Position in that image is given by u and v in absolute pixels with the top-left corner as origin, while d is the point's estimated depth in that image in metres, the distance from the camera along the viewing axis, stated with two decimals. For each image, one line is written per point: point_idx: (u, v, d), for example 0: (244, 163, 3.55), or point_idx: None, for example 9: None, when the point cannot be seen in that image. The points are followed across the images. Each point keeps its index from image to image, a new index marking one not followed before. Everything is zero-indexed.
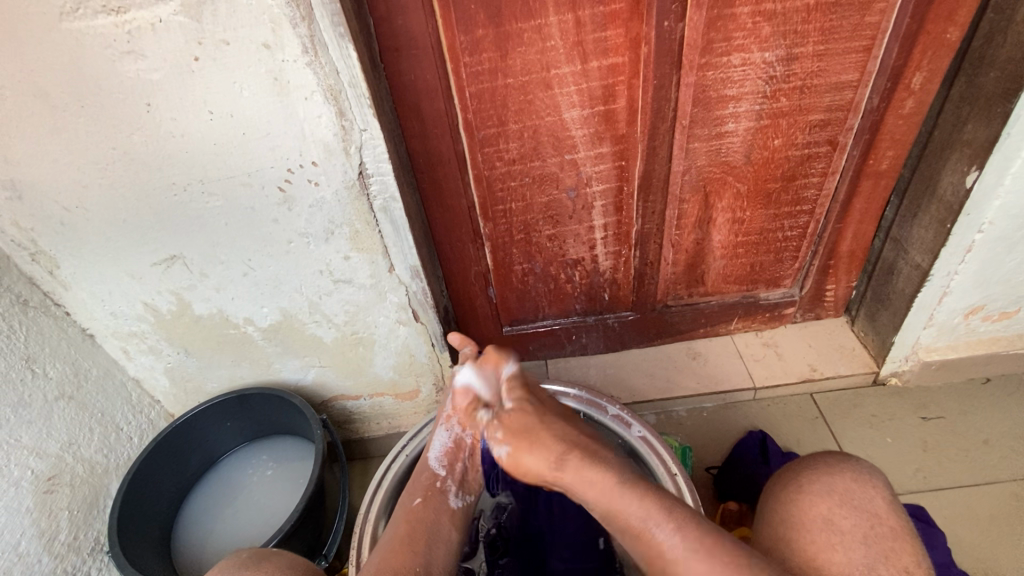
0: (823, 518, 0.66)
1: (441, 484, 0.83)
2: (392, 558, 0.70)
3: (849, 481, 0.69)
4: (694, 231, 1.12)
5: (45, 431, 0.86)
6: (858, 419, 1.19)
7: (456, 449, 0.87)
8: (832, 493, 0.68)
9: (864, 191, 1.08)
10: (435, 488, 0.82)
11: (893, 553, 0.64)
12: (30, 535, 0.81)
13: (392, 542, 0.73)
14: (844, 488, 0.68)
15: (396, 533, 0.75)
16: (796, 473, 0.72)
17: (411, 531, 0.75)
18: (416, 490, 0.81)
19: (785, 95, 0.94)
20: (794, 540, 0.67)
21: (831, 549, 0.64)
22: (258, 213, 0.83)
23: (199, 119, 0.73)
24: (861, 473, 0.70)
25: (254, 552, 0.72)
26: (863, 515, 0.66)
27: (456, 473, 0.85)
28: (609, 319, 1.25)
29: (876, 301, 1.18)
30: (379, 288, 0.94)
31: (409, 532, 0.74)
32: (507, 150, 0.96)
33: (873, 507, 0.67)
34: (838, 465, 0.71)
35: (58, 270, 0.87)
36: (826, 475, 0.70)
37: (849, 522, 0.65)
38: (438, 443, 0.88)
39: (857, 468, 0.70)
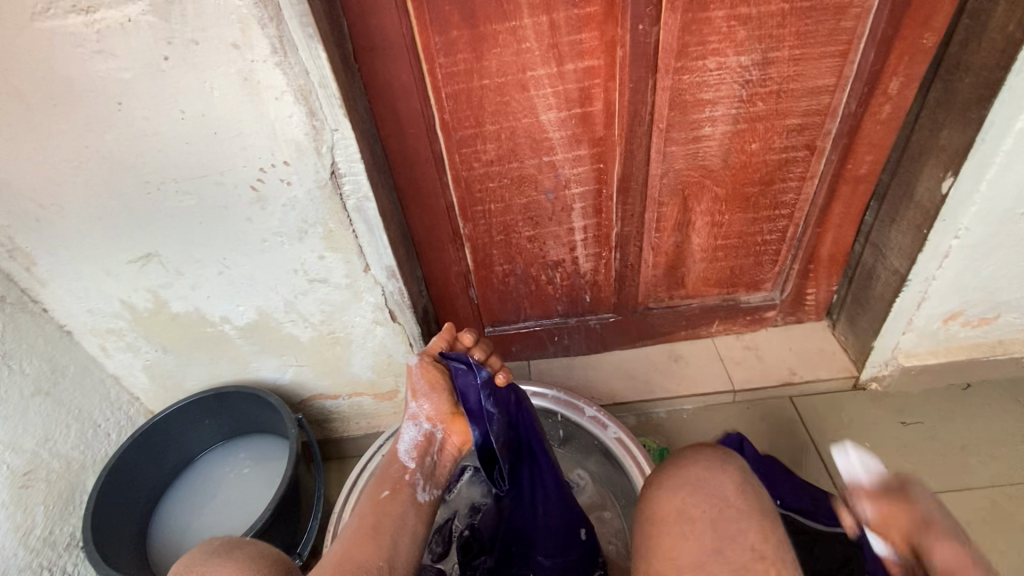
0: (676, 510, 0.61)
1: (409, 477, 0.82)
2: (356, 550, 0.70)
3: (701, 469, 0.63)
4: (674, 234, 1.12)
5: (21, 427, 0.86)
6: (837, 424, 1.19)
7: (427, 442, 0.86)
8: (684, 483, 0.62)
9: (843, 196, 1.08)
10: (405, 481, 0.81)
11: (741, 535, 0.57)
12: (5, 530, 0.82)
13: (358, 533, 0.73)
14: (695, 478, 0.62)
15: (362, 523, 0.74)
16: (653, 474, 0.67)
17: (377, 522, 0.74)
18: (385, 482, 0.80)
19: (761, 99, 0.94)
20: (653, 536, 0.62)
21: (683, 539, 0.59)
22: (231, 211, 0.83)
23: (171, 118, 0.73)
24: (715, 459, 0.64)
25: (227, 538, 0.72)
26: (713, 502, 0.60)
27: (426, 467, 0.84)
28: (591, 321, 1.25)
29: (856, 305, 1.19)
30: (355, 288, 0.95)
31: (374, 524, 0.74)
32: (484, 151, 0.96)
33: (723, 492, 0.60)
34: (695, 454, 0.66)
35: (35, 267, 0.87)
36: (680, 468, 0.64)
37: (701, 511, 0.60)
38: (406, 436, 0.86)
39: (714, 455, 0.64)
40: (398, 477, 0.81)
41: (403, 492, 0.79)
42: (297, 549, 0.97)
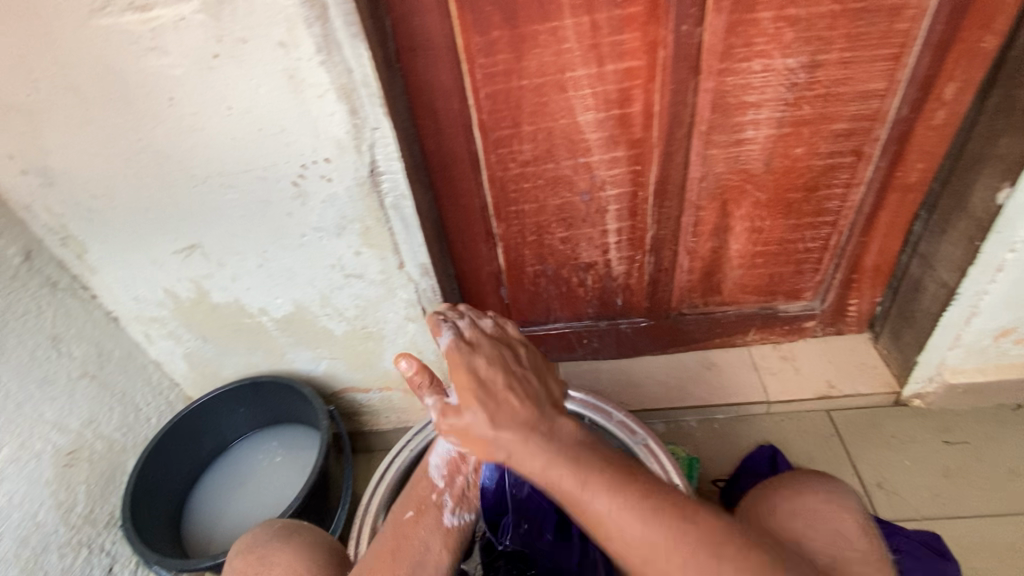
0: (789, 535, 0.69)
1: (435, 499, 0.82)
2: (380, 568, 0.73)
3: (821, 502, 0.71)
4: (711, 239, 1.10)
5: (67, 408, 0.90)
6: (876, 440, 1.15)
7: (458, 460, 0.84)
8: (800, 514, 0.70)
9: (891, 205, 1.04)
10: (429, 501, 0.81)
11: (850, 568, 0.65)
12: (48, 506, 0.86)
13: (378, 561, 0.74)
14: (813, 509, 0.70)
15: (382, 549, 0.76)
16: (771, 490, 0.75)
17: (397, 547, 0.76)
18: (410, 502, 0.81)
19: (808, 103, 0.91)
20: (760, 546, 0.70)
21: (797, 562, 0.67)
22: (272, 206, 0.85)
23: (218, 114, 0.75)
24: (836, 495, 0.71)
25: (285, 523, 0.79)
26: (831, 538, 0.68)
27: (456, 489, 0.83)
28: (622, 325, 1.24)
29: (901, 318, 1.15)
30: (389, 284, 0.96)
31: (394, 548, 0.76)
32: (521, 152, 0.96)
33: (842, 528, 0.68)
34: (814, 485, 0.74)
35: (86, 255, 0.91)
36: (796, 495, 0.73)
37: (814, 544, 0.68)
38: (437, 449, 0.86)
39: (834, 489, 0.72)
40: (423, 496, 0.82)
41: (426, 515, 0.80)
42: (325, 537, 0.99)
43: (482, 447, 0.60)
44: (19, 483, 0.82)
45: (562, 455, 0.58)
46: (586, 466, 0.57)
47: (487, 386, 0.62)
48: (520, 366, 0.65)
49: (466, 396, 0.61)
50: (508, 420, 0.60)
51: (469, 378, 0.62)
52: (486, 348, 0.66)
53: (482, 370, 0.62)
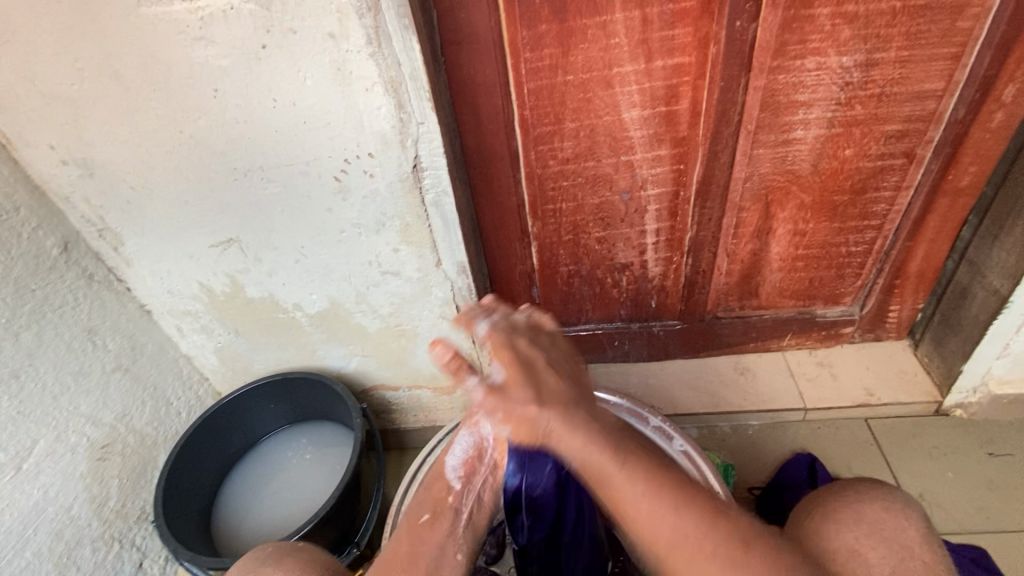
0: (851, 546, 0.66)
1: (453, 500, 0.76)
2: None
3: (879, 510, 0.68)
4: (752, 241, 1.07)
5: (101, 401, 0.90)
6: (916, 450, 1.12)
7: (476, 455, 0.81)
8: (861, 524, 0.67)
9: (940, 209, 1.01)
10: (445, 503, 0.75)
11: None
12: (82, 500, 0.85)
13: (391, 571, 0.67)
14: (874, 519, 0.67)
15: (396, 552, 0.69)
16: (824, 498, 0.72)
17: (410, 553, 0.69)
18: (427, 503, 0.75)
19: (860, 103, 0.88)
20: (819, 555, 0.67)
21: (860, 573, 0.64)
22: (312, 200, 0.83)
23: (262, 106, 0.74)
24: (895, 504, 0.69)
25: (277, 546, 0.71)
26: (895, 549, 0.65)
27: (472, 490, 0.78)
28: (655, 327, 1.21)
29: (944, 325, 1.11)
30: (425, 282, 0.94)
31: (409, 556, 0.68)
32: (562, 149, 0.94)
33: (905, 539, 0.66)
34: (868, 493, 0.70)
35: (122, 247, 0.90)
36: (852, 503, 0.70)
37: (877, 555, 0.65)
38: None
39: (890, 496, 0.70)
40: (439, 497, 0.76)
41: (442, 518, 0.73)
42: (354, 538, 0.98)
43: (522, 426, 0.54)
44: (54, 477, 0.81)
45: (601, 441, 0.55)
46: (623, 453, 0.56)
47: (530, 362, 0.57)
48: (558, 355, 0.60)
49: (508, 369, 0.56)
50: (553, 398, 0.55)
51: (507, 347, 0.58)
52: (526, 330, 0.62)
53: (525, 342, 0.59)
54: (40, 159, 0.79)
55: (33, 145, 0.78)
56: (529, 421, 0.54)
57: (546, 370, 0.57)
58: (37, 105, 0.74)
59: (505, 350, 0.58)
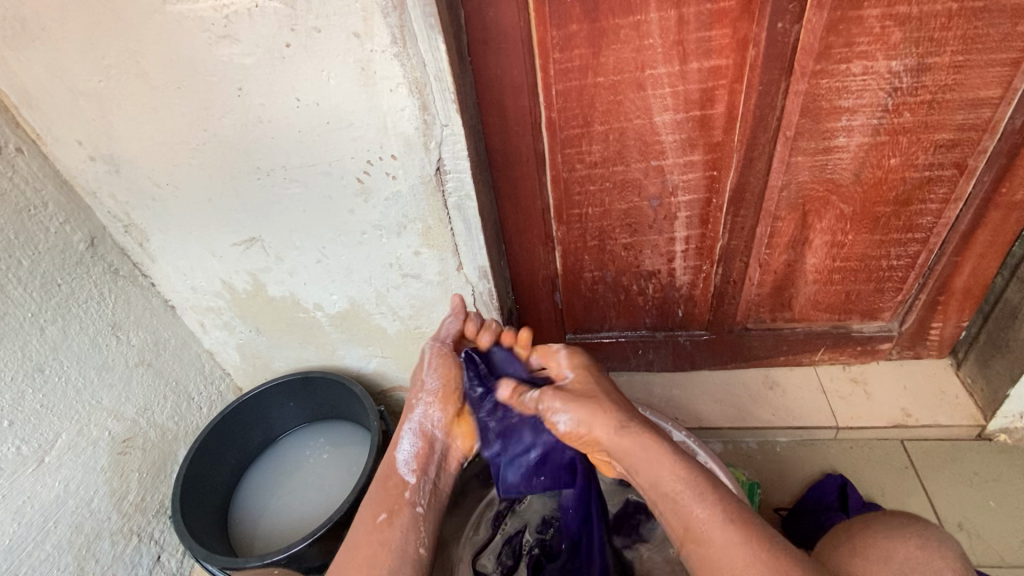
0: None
1: (409, 495, 0.74)
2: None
3: (914, 548, 0.64)
4: (787, 252, 1.03)
5: (124, 395, 0.90)
6: (955, 476, 1.06)
7: (427, 446, 0.78)
8: (891, 561, 0.63)
9: (992, 223, 0.95)
10: (402, 500, 0.73)
11: None
12: (102, 494, 0.86)
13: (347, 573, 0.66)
14: (904, 556, 0.63)
15: (353, 557, 0.67)
16: (856, 532, 0.68)
17: (370, 553, 0.67)
18: (381, 502, 0.72)
19: (909, 110, 0.83)
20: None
21: None
22: (334, 202, 0.82)
23: (285, 106, 0.73)
24: (930, 541, 0.64)
25: None
26: None
27: (428, 481, 0.76)
28: (680, 337, 1.18)
29: (991, 346, 1.05)
30: (446, 286, 0.93)
31: (368, 556, 0.67)
32: (589, 153, 0.91)
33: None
34: (902, 529, 0.66)
35: (147, 243, 0.90)
36: (884, 538, 0.65)
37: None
38: (404, 444, 0.78)
39: (926, 532, 0.66)
40: (395, 497, 0.73)
41: (399, 517, 0.71)
42: None
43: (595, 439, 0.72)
44: (76, 470, 0.82)
45: (681, 478, 0.64)
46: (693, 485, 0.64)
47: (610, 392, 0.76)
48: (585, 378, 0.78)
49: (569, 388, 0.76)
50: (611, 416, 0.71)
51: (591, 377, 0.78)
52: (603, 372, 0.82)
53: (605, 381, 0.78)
54: (68, 155, 0.80)
55: (63, 141, 0.79)
56: (612, 423, 0.70)
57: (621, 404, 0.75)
58: (64, 102, 0.74)
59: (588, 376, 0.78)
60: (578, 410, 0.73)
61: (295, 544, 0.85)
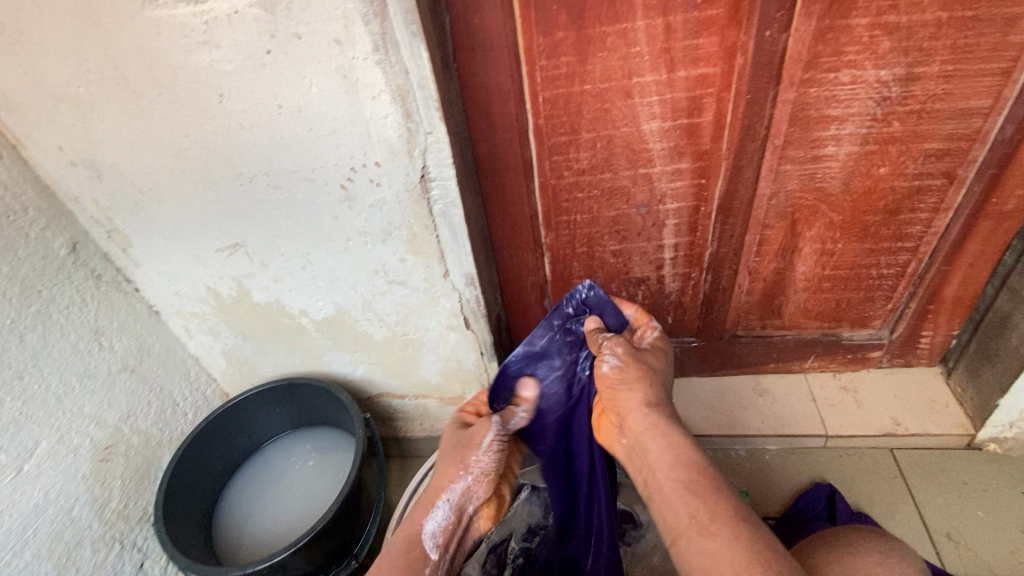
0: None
1: (429, 572, 0.66)
2: None
3: (874, 564, 0.65)
4: (776, 260, 1.02)
5: (106, 402, 0.90)
6: (943, 484, 1.06)
7: (456, 522, 0.70)
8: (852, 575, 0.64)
9: (982, 232, 0.94)
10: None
11: None
12: (83, 501, 0.85)
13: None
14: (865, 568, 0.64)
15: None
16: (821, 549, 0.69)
17: None
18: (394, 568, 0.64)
19: (898, 119, 0.83)
20: None
21: None
22: (318, 209, 0.82)
23: (267, 112, 0.72)
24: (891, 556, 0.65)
25: None
26: None
27: (447, 560, 0.69)
28: (670, 344, 1.17)
29: (980, 355, 1.05)
30: (432, 292, 0.92)
31: None
32: (577, 160, 0.90)
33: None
34: (864, 544, 0.68)
35: (130, 248, 0.89)
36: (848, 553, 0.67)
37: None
38: (438, 513, 0.69)
39: (888, 548, 0.67)
40: (416, 568, 0.65)
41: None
42: (354, 549, 0.96)
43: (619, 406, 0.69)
44: (56, 477, 0.82)
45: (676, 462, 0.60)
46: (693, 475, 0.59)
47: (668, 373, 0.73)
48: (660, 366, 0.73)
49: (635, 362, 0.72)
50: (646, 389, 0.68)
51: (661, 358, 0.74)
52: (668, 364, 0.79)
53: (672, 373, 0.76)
54: (49, 160, 0.79)
55: (43, 146, 0.78)
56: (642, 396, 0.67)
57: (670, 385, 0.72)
58: (43, 106, 0.74)
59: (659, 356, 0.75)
60: (624, 368, 0.71)
61: (277, 553, 0.84)
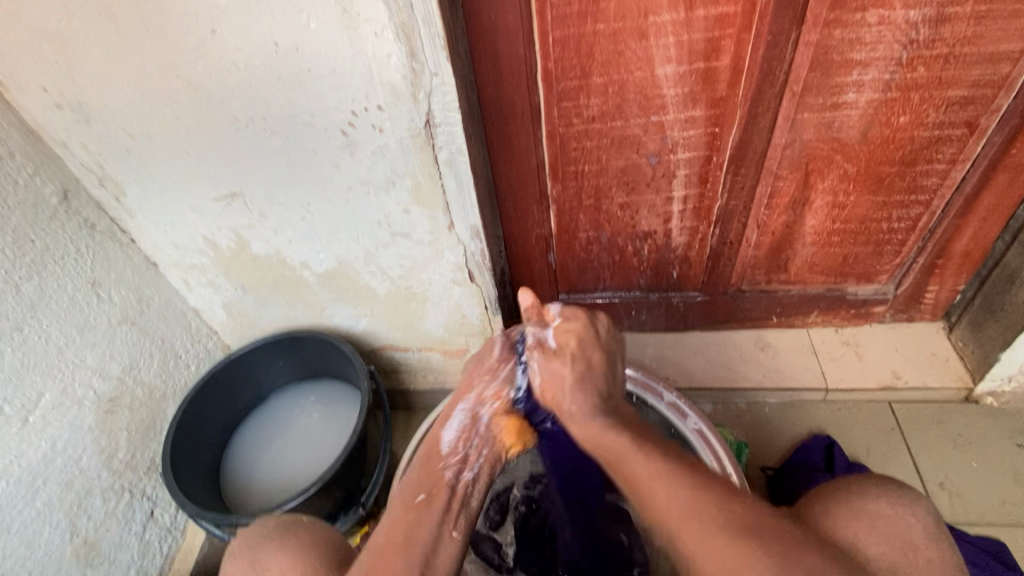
0: (848, 543, 0.59)
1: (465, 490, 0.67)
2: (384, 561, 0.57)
3: (884, 504, 0.61)
4: (786, 213, 1.00)
5: (108, 354, 0.89)
6: (939, 437, 1.08)
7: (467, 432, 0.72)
8: (863, 519, 0.60)
9: (998, 184, 0.92)
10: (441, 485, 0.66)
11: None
12: (91, 452, 0.86)
13: (384, 554, 0.59)
14: (874, 511, 0.61)
15: (391, 537, 0.60)
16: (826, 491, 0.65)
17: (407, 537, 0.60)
18: (418, 485, 0.66)
19: (923, 64, 0.79)
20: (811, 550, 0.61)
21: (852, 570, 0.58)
22: (318, 155, 0.79)
23: (263, 49, 0.68)
24: (902, 499, 0.62)
25: (280, 522, 0.68)
26: (897, 544, 0.59)
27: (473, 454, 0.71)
28: (674, 298, 1.16)
29: (985, 310, 1.05)
30: (436, 245, 0.90)
31: (404, 537, 0.60)
32: (587, 106, 0.87)
33: (909, 537, 0.59)
34: (874, 485, 0.63)
35: (124, 197, 0.86)
36: (854, 495, 0.62)
37: (878, 554, 0.58)
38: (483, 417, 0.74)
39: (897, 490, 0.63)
40: (435, 478, 0.67)
41: (441, 496, 0.65)
42: (360, 497, 0.97)
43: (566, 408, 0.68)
44: (62, 429, 0.82)
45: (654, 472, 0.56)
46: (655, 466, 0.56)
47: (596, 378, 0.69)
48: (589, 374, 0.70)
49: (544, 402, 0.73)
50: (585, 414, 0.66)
51: (578, 374, 0.68)
52: (609, 337, 0.73)
53: (601, 359, 0.70)
54: (35, 102, 0.75)
55: (28, 88, 0.74)
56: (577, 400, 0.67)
57: (602, 381, 0.69)
58: (25, 43, 0.69)
59: (577, 368, 0.69)
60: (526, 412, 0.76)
61: (286, 502, 0.85)
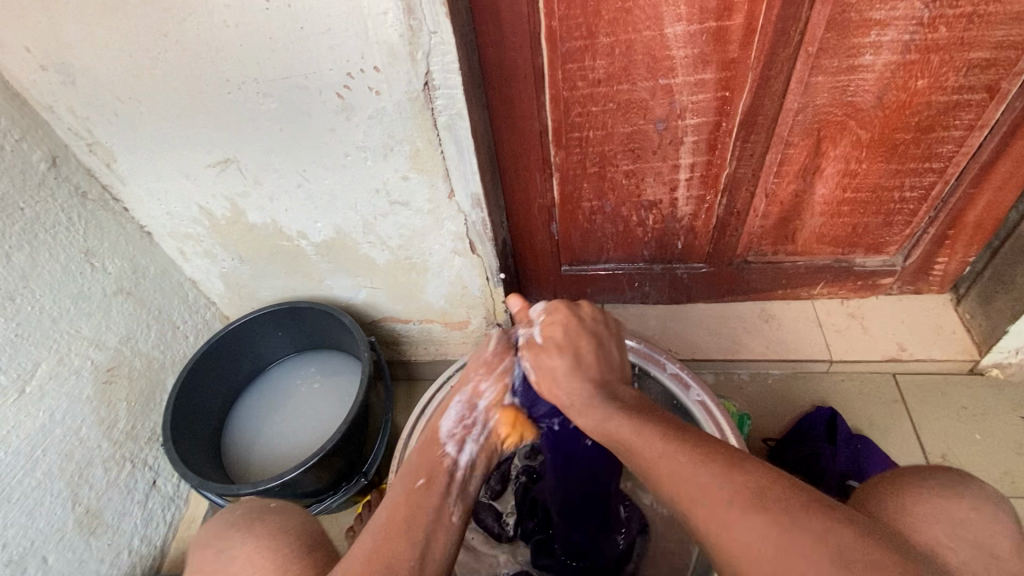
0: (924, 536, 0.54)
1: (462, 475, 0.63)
2: (385, 548, 0.52)
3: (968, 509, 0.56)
4: (796, 181, 0.98)
5: (104, 324, 0.87)
6: (943, 409, 1.07)
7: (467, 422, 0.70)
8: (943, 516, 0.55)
9: (1016, 152, 0.90)
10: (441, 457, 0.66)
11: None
12: (90, 422, 0.85)
13: (385, 536, 0.53)
14: (960, 516, 0.55)
15: (392, 518, 0.55)
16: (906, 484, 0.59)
17: (408, 518, 0.55)
18: (416, 470, 0.61)
19: (946, 24, 0.76)
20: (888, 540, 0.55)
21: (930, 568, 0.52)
22: (314, 119, 0.76)
23: (254, 6, 0.65)
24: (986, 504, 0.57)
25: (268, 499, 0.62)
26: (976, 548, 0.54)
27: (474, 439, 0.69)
28: (678, 270, 1.14)
29: (995, 281, 1.03)
30: (436, 214, 0.88)
31: (405, 519, 0.55)
32: (592, 69, 0.83)
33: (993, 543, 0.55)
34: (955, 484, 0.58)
35: (115, 163, 0.84)
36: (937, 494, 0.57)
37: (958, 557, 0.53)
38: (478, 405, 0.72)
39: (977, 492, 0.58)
40: (434, 463, 0.62)
41: (440, 480, 0.60)
42: (362, 467, 0.98)
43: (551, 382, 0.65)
44: (60, 400, 0.81)
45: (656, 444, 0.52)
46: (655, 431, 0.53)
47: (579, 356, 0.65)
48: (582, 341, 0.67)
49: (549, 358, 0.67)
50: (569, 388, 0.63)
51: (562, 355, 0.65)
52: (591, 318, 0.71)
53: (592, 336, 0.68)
54: (18, 64, 0.72)
55: (10, 50, 0.71)
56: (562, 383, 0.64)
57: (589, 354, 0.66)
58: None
59: (556, 363, 0.65)
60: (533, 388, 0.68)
61: (288, 472, 0.85)
